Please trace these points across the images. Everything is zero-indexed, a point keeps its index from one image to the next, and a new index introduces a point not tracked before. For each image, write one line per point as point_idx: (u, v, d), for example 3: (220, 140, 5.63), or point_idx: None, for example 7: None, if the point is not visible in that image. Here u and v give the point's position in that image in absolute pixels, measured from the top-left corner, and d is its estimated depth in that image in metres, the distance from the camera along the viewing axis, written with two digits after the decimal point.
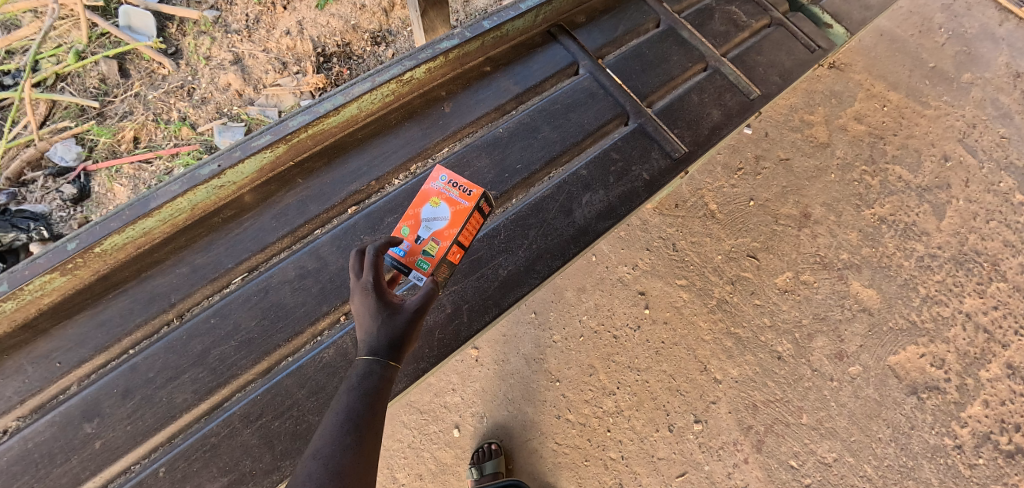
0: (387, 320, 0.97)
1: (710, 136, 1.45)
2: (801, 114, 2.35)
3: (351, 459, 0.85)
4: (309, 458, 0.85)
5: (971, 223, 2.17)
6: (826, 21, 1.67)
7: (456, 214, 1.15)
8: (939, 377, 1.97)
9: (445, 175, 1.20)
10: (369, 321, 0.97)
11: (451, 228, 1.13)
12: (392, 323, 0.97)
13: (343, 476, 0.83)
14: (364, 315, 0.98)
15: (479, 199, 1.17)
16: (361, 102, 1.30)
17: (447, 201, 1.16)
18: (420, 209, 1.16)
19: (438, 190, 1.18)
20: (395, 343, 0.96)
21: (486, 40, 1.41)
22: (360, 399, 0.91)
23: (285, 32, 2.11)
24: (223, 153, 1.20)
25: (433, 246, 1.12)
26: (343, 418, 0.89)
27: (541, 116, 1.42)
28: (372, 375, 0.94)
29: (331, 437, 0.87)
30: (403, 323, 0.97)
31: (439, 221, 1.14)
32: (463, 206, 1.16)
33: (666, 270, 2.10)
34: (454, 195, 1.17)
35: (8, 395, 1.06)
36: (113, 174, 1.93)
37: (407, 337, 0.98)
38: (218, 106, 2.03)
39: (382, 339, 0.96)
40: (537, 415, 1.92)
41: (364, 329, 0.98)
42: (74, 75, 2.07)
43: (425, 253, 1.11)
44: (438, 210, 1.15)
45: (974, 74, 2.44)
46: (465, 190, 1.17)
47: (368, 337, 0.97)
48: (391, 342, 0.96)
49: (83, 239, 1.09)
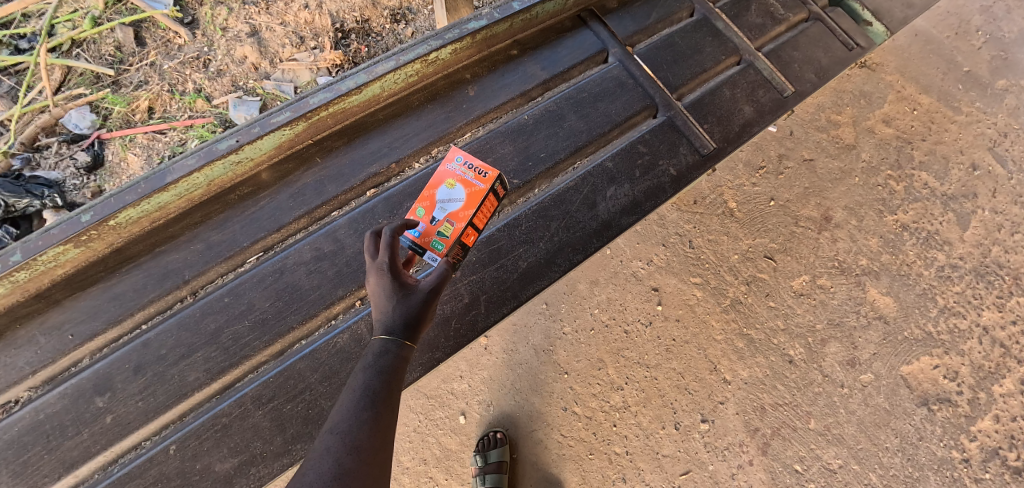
0: (402, 301, 0.94)
1: (740, 133, 1.40)
2: (827, 114, 2.28)
3: (367, 433, 0.83)
4: (326, 433, 0.84)
5: (995, 235, 2.11)
6: (866, 18, 1.59)
7: (472, 195, 1.12)
8: (952, 389, 1.93)
9: (460, 157, 1.17)
10: (385, 301, 0.95)
11: (466, 209, 1.10)
12: (407, 303, 0.94)
13: (359, 451, 0.81)
14: (380, 296, 0.95)
15: (495, 181, 1.14)
16: (384, 82, 1.26)
17: (463, 182, 1.14)
18: (435, 191, 1.14)
19: (453, 171, 1.15)
20: (411, 323, 0.94)
21: (514, 22, 1.37)
22: (376, 376, 0.89)
23: (304, 5, 2.05)
24: (242, 128, 1.17)
25: (448, 228, 1.09)
26: (359, 395, 0.87)
27: (568, 104, 1.38)
28: (388, 353, 0.92)
29: (348, 413, 0.85)
30: (419, 303, 0.95)
31: (454, 202, 1.11)
32: (479, 188, 1.13)
33: (681, 267, 2.07)
34: (469, 176, 1.14)
35: (21, 365, 1.06)
36: (127, 143, 1.91)
37: (423, 318, 0.96)
38: (234, 79, 2.00)
39: (397, 319, 0.94)
40: (544, 406, 1.90)
41: (379, 308, 0.96)
42: (90, 41, 2.03)
43: (439, 234, 1.08)
44: (454, 192, 1.12)
45: (1009, 80, 2.36)
46: (482, 172, 1.15)
47: (384, 317, 0.95)
48: (407, 322, 0.94)
49: (97, 211, 1.07)
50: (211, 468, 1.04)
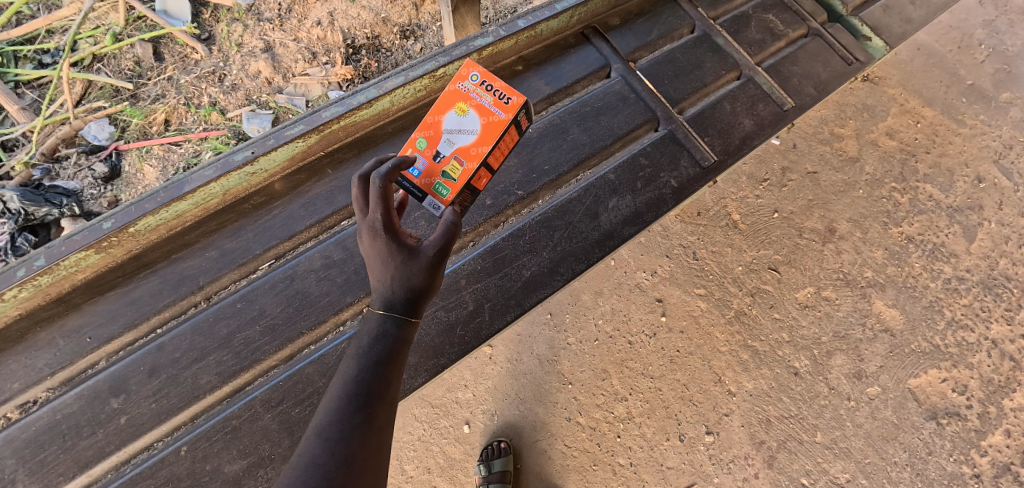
0: (401, 269, 0.92)
1: (741, 145, 1.42)
2: (831, 127, 2.31)
3: (358, 442, 0.84)
4: (313, 437, 0.84)
5: (1002, 247, 2.12)
6: (865, 33, 1.62)
7: (487, 128, 1.05)
8: (961, 403, 1.92)
9: (478, 76, 1.08)
10: (382, 269, 0.93)
11: (479, 145, 1.04)
12: (406, 271, 0.92)
13: (350, 463, 0.82)
14: (377, 261, 0.93)
15: (518, 109, 1.06)
16: (394, 96, 1.30)
17: (478, 110, 1.06)
18: (445, 118, 1.06)
19: (469, 94, 1.07)
20: (411, 293, 0.93)
21: (520, 39, 1.41)
22: (370, 367, 0.90)
23: (316, 22, 2.12)
24: (257, 140, 1.21)
25: (456, 168, 1.03)
26: (349, 391, 0.87)
27: (571, 118, 1.41)
28: (385, 337, 0.93)
29: (335, 416, 0.85)
30: (420, 269, 0.92)
31: (467, 136, 1.05)
32: (497, 118, 1.06)
33: (685, 278, 2.08)
34: (490, 102, 1.06)
35: (40, 367, 1.10)
36: (144, 154, 1.97)
37: (423, 287, 0.94)
38: (248, 93, 2.06)
39: (396, 289, 0.93)
40: (548, 416, 1.91)
41: (377, 275, 0.94)
42: (110, 56, 2.10)
43: (445, 175, 1.03)
44: (467, 122, 1.05)
45: (1013, 93, 2.37)
46: (502, 98, 1.07)
47: (382, 287, 0.94)
48: (406, 292, 0.93)
49: (118, 219, 1.11)
50: (221, 470, 1.07)
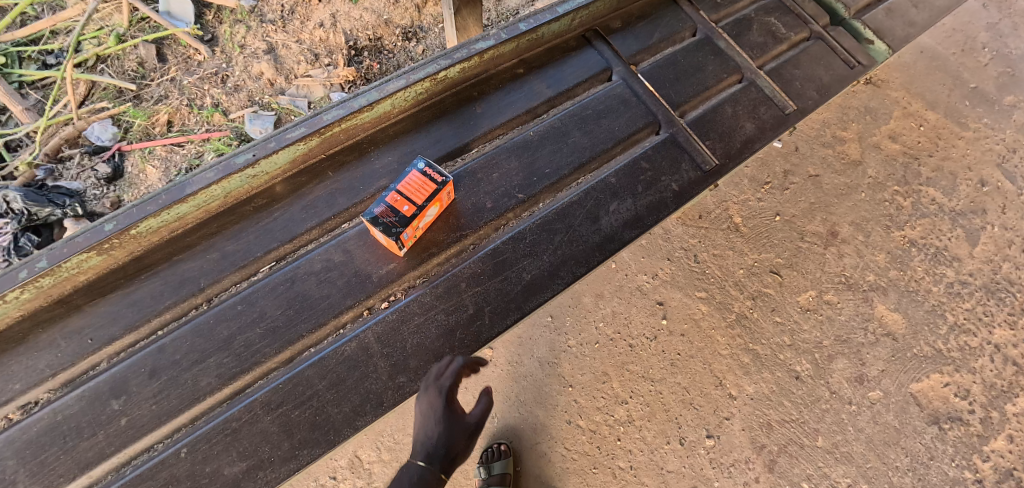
0: (447, 433, 1.14)
1: (742, 149, 1.42)
2: (833, 130, 2.30)
3: None
4: None
5: (1005, 252, 2.11)
6: (867, 37, 1.62)
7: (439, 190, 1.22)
8: (963, 408, 1.91)
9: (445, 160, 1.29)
10: (434, 426, 1.13)
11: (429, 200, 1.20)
12: (451, 435, 1.15)
13: None
14: (432, 419, 1.13)
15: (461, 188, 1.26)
16: (394, 99, 1.31)
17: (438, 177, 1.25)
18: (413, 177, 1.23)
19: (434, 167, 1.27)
20: (449, 457, 1.15)
21: (521, 42, 1.42)
22: None
23: (319, 24, 2.13)
24: (259, 143, 1.22)
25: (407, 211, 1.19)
26: None
27: (572, 121, 1.41)
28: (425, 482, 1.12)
29: None
30: (461, 442, 1.16)
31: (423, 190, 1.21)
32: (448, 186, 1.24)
33: (687, 281, 2.08)
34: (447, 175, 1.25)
35: (42, 368, 1.10)
36: (146, 155, 1.98)
37: (458, 455, 1.16)
38: (251, 94, 2.07)
39: (440, 447, 1.14)
40: (548, 419, 1.91)
41: (428, 422, 1.14)
42: (114, 57, 2.11)
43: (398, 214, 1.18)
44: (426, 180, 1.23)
45: (1017, 96, 2.36)
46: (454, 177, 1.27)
47: (427, 439, 1.14)
48: (447, 452, 1.14)
49: (121, 221, 1.12)
50: (220, 472, 1.07)
